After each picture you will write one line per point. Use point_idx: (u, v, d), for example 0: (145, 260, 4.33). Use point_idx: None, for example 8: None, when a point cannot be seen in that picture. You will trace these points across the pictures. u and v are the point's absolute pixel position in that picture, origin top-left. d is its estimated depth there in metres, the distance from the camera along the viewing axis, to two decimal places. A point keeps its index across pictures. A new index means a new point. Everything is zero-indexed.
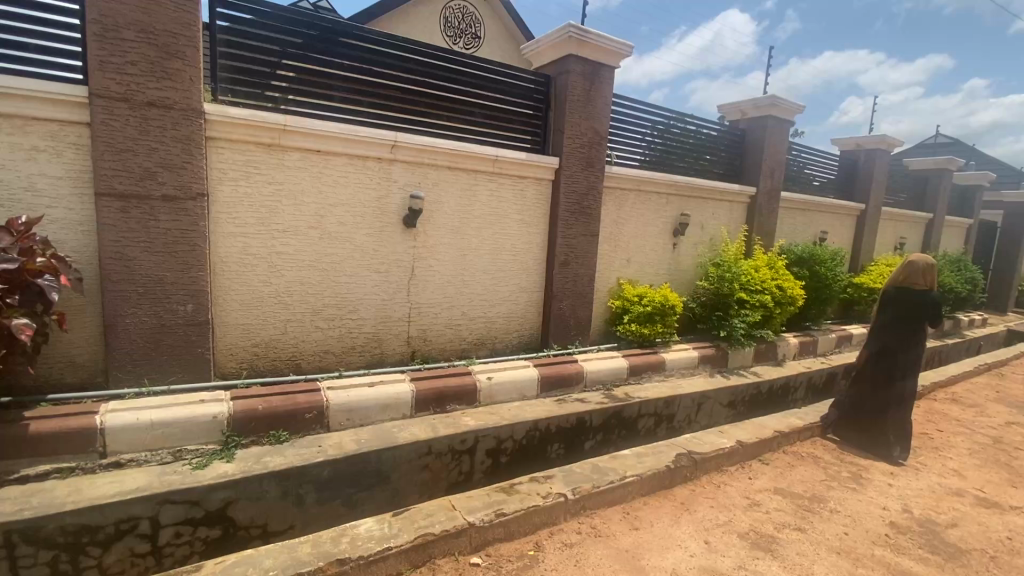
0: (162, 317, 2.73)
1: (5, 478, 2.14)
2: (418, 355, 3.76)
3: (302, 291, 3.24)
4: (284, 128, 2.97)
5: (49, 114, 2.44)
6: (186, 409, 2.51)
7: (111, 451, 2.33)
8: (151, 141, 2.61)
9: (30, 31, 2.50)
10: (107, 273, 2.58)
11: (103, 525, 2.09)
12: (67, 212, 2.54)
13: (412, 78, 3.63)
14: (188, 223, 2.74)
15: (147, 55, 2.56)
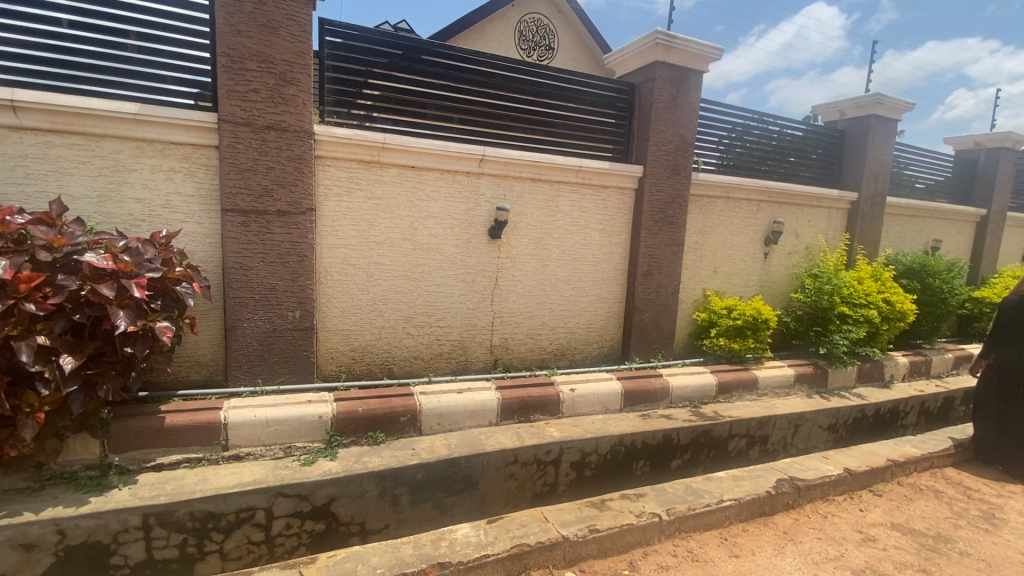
0: (274, 322, 2.96)
1: (144, 465, 2.38)
2: (500, 363, 3.80)
3: (396, 299, 3.39)
4: (383, 146, 3.14)
5: (184, 139, 2.73)
6: (295, 408, 2.69)
7: (231, 445, 2.54)
8: (269, 161, 2.86)
9: (169, 66, 2.82)
10: (229, 281, 2.84)
11: (225, 513, 2.27)
12: (197, 226, 2.82)
13: (498, 93, 3.72)
14: (298, 236, 2.96)
15: (267, 83, 2.81)
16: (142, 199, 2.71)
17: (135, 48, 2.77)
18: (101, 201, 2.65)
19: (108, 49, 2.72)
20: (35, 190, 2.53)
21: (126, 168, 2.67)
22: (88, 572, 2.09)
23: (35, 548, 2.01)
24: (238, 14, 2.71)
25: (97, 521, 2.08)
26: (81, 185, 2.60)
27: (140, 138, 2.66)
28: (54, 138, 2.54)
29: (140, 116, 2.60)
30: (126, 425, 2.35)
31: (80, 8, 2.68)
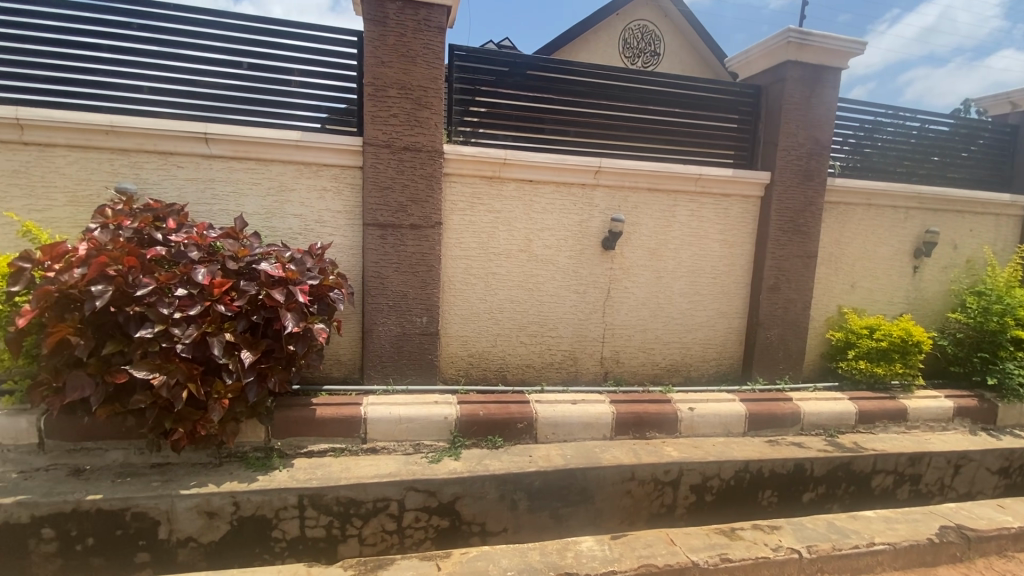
0: (403, 327, 3.19)
1: (298, 451, 2.68)
2: (611, 376, 3.75)
3: (511, 308, 3.50)
4: (504, 161, 3.27)
5: (334, 161, 3.06)
6: (424, 408, 2.88)
7: (369, 438, 2.77)
8: (405, 179, 3.11)
9: (324, 97, 3.19)
10: (368, 289, 3.12)
11: (364, 501, 2.48)
12: (343, 239, 3.15)
13: (615, 105, 3.72)
14: (428, 247, 3.17)
15: (404, 108, 3.06)
16: (299, 215, 3.08)
17: (297, 82, 3.17)
18: (267, 217, 3.04)
19: (277, 85, 3.14)
20: (219, 208, 2.97)
21: (288, 188, 3.05)
22: (254, 541, 2.38)
23: (216, 515, 2.32)
24: (383, 47, 2.99)
25: (263, 498, 2.36)
26: (253, 203, 3.01)
27: (299, 162, 3.03)
28: (234, 164, 2.97)
29: (301, 142, 2.96)
30: (286, 414, 2.66)
31: (257, 52, 3.12)
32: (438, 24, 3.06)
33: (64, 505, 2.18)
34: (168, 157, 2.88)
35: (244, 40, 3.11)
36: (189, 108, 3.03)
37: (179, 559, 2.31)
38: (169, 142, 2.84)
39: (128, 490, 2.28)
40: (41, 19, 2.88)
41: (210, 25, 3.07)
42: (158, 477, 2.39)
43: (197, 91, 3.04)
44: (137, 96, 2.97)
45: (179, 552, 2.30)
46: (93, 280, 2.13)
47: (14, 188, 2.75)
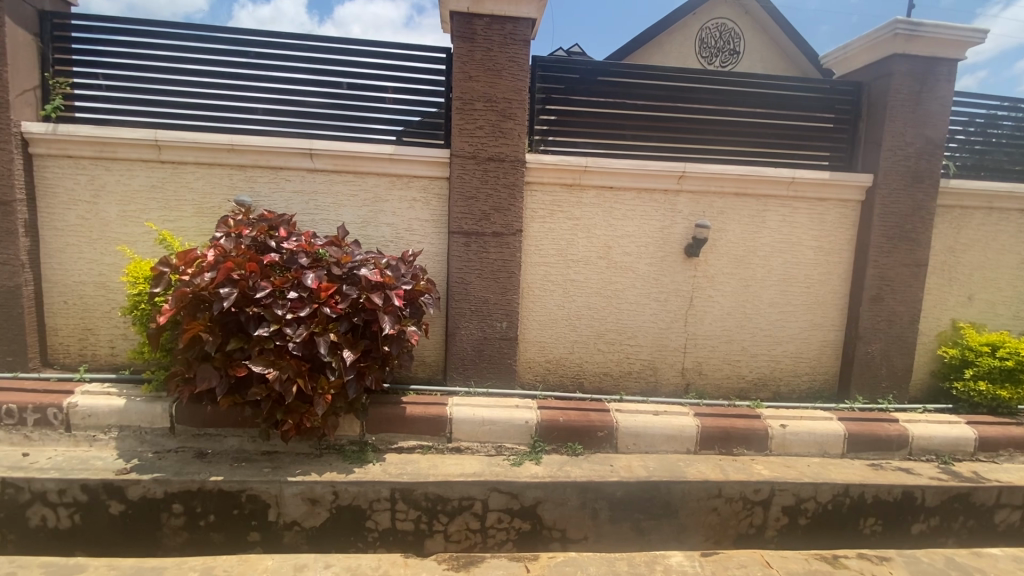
0: (485, 331, 3.28)
1: (389, 446, 2.83)
2: (692, 388, 3.63)
3: (590, 315, 3.49)
4: (586, 169, 3.29)
5: (424, 172, 3.22)
6: (506, 411, 2.95)
7: (454, 437, 2.87)
8: (489, 189, 3.20)
9: (415, 112, 3.37)
10: (452, 294, 3.24)
11: (450, 499, 2.57)
12: (429, 246, 3.30)
13: (700, 109, 3.63)
14: (509, 254, 3.25)
15: (490, 119, 3.16)
16: (391, 223, 3.26)
17: (391, 99, 3.37)
18: (362, 225, 3.25)
19: (373, 102, 3.36)
20: (321, 218, 3.22)
21: (381, 199, 3.24)
22: (350, 529, 2.53)
23: (318, 502, 2.50)
24: (470, 62, 3.11)
25: (359, 489, 2.52)
26: (350, 213, 3.23)
27: (392, 174, 3.21)
28: (334, 177, 3.20)
29: (394, 155, 3.15)
30: (378, 411, 2.82)
31: (355, 72, 3.36)
32: (524, 37, 3.14)
33: (192, 483, 2.43)
34: (277, 171, 3.16)
35: (344, 62, 3.36)
36: (295, 126, 3.31)
37: (285, 541, 2.51)
38: (279, 158, 3.12)
39: (243, 474, 2.51)
40: (174, 52, 3.25)
41: (315, 50, 3.34)
42: (268, 463, 2.61)
43: (302, 111, 3.32)
44: (252, 117, 3.28)
45: (285, 534, 2.50)
46: (221, 283, 2.38)
47: (152, 202, 3.12)
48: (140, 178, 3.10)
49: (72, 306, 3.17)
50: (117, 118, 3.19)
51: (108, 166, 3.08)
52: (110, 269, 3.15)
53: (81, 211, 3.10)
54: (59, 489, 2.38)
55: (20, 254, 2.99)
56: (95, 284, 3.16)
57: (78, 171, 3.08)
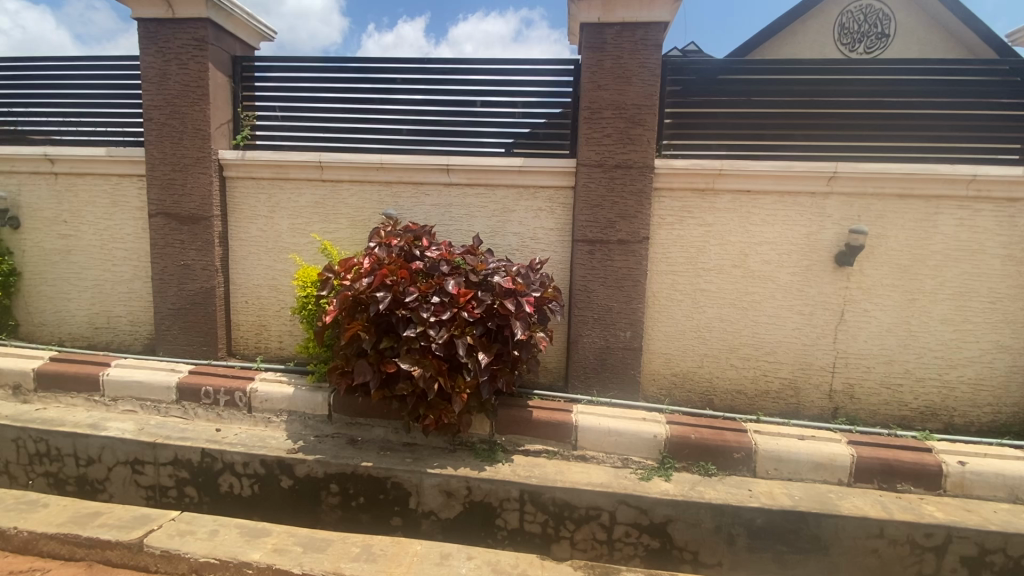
0: (608, 340, 3.24)
1: (516, 448, 2.91)
2: (841, 412, 3.28)
3: (721, 327, 3.30)
4: (720, 173, 3.13)
5: (551, 182, 3.29)
6: (633, 423, 2.88)
7: (580, 445, 2.87)
8: (616, 196, 3.17)
9: (543, 124, 3.47)
10: (575, 301, 3.25)
11: (578, 507, 2.57)
12: (554, 254, 3.36)
13: (852, 104, 3.28)
14: (635, 262, 3.18)
15: (618, 127, 3.13)
16: (518, 233, 3.38)
17: (520, 112, 3.50)
18: (492, 235, 3.40)
19: (503, 117, 3.52)
20: (455, 229, 3.43)
21: (510, 209, 3.37)
22: (481, 525, 2.63)
23: (453, 495, 2.64)
24: (600, 71, 3.12)
25: (491, 487, 2.62)
26: (481, 223, 3.40)
27: (521, 185, 3.33)
28: (467, 190, 3.39)
29: (523, 167, 3.26)
30: (506, 413, 2.92)
31: (487, 90, 3.55)
32: (656, 41, 3.08)
33: (347, 466, 2.71)
34: (418, 186, 3.43)
35: (478, 81, 3.56)
36: (431, 144, 3.58)
37: (422, 528, 2.68)
38: (420, 174, 3.39)
39: (389, 462, 2.73)
40: (334, 84, 3.70)
41: (453, 72, 3.59)
42: (409, 454, 2.82)
43: (438, 129, 3.58)
44: (395, 137, 3.61)
45: (422, 521, 2.67)
46: (376, 288, 2.64)
47: (315, 216, 3.56)
48: (306, 196, 3.56)
49: (251, 306, 3.71)
50: (289, 144, 3.70)
51: (282, 185, 3.58)
52: (281, 274, 3.64)
53: (260, 225, 3.63)
54: (244, 461, 2.79)
55: (216, 261, 3.58)
56: (270, 287, 3.67)
57: (259, 191, 3.61)
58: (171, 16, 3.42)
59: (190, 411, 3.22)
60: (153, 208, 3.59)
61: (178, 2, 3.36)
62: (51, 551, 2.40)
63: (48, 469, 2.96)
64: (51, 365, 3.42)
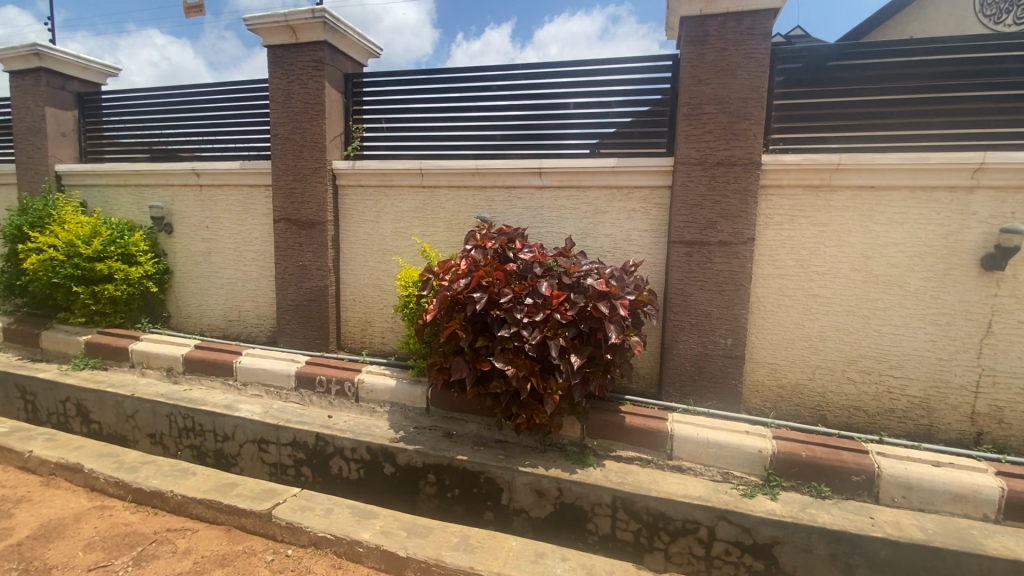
0: (707, 347, 3.07)
1: (608, 453, 2.86)
2: (985, 439, 2.86)
3: (837, 336, 3.02)
4: (838, 167, 2.87)
5: (646, 182, 3.21)
6: (734, 436, 2.72)
7: (675, 455, 2.77)
8: (717, 195, 3.00)
9: (639, 122, 3.40)
10: (671, 305, 3.13)
11: (674, 519, 2.47)
12: (649, 256, 3.27)
13: (1003, 85, 2.86)
14: (738, 265, 2.99)
15: (721, 122, 2.97)
16: (610, 234, 3.33)
17: (615, 111, 3.45)
18: (583, 236, 3.39)
19: (597, 116, 3.50)
20: (546, 230, 3.46)
21: (602, 210, 3.33)
22: (573, 527, 2.63)
23: (545, 495, 2.66)
24: (701, 66, 2.99)
25: (582, 490, 2.60)
26: (573, 225, 3.40)
27: (614, 185, 3.28)
28: (560, 192, 3.41)
29: (617, 167, 3.21)
30: (598, 417, 2.89)
31: (580, 91, 3.54)
32: (764, 30, 2.89)
33: (443, 458, 2.83)
34: (511, 189, 3.51)
35: (571, 83, 3.57)
36: (523, 147, 3.66)
37: (514, 525, 2.72)
38: (514, 177, 3.46)
39: (482, 457, 2.81)
40: (432, 94, 3.89)
41: (546, 75, 3.62)
42: (501, 450, 2.88)
43: (532, 133, 3.64)
44: (487, 142, 3.73)
45: (514, 518, 2.72)
46: (473, 288, 2.73)
47: (415, 220, 3.77)
48: (408, 202, 3.78)
49: (358, 304, 4.01)
50: (393, 153, 3.96)
51: (386, 192, 3.83)
52: (384, 275, 3.90)
53: (367, 229, 3.92)
54: (353, 447, 3.02)
55: (329, 262, 3.92)
56: (374, 286, 3.95)
57: (366, 198, 3.90)
58: (295, 41, 3.80)
59: (306, 398, 3.56)
60: (277, 215, 4.01)
61: (301, 28, 3.72)
62: (199, 514, 2.76)
63: (193, 442, 3.40)
64: (196, 352, 3.93)
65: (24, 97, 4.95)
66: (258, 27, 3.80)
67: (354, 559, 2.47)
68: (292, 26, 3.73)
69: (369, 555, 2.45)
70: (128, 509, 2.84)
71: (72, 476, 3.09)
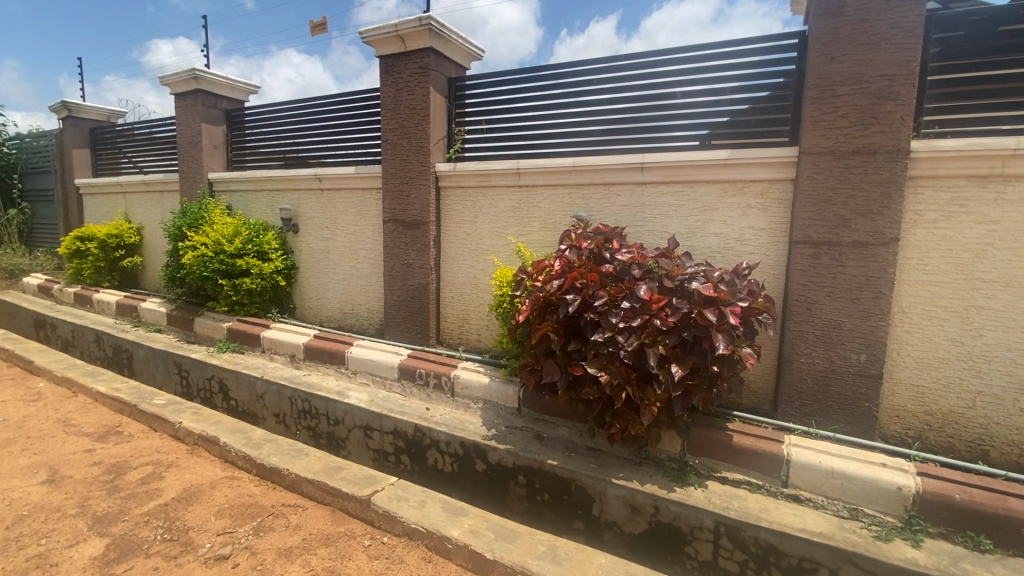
0: (834, 362, 2.70)
1: (712, 473, 2.63)
2: None
3: (1008, 358, 2.50)
4: (1015, 152, 2.36)
5: (764, 175, 2.90)
6: (867, 468, 2.36)
7: (792, 483, 2.46)
8: (852, 188, 2.61)
9: (756, 111, 3.09)
10: (792, 313, 2.79)
11: (788, 555, 2.19)
12: (765, 258, 2.96)
13: None
14: (876, 270, 2.58)
15: (859, 105, 2.58)
16: (720, 233, 3.06)
17: (729, 100, 3.17)
18: (689, 236, 3.15)
19: (709, 106, 3.23)
20: (648, 229, 3.27)
21: (711, 208, 3.07)
22: (669, 549, 2.44)
23: (639, 511, 2.50)
24: (834, 41, 2.61)
25: (681, 511, 2.40)
26: (678, 224, 3.18)
27: (726, 180, 3.01)
28: (664, 189, 3.20)
29: (729, 160, 2.93)
30: (702, 433, 2.66)
31: (688, 80, 3.30)
32: None
33: (534, 461, 2.79)
34: (610, 186, 3.37)
35: (678, 71, 3.34)
36: (624, 142, 3.50)
37: (605, 538, 2.61)
38: (614, 174, 3.32)
39: (574, 464, 2.72)
40: (532, 93, 3.87)
41: (650, 65, 3.42)
42: (594, 459, 2.77)
43: (634, 127, 3.47)
44: (587, 138, 3.62)
45: (606, 531, 2.60)
46: (567, 290, 2.65)
47: (512, 220, 3.77)
48: (504, 201, 3.80)
49: (456, 302, 4.12)
50: (493, 154, 4.00)
51: (485, 192, 3.89)
52: (481, 274, 3.96)
53: (466, 229, 4.01)
54: (447, 441, 3.10)
55: (430, 261, 4.07)
56: (471, 285, 4.03)
57: (465, 198, 3.99)
58: (404, 50, 3.99)
59: (407, 389, 3.73)
60: (386, 216, 4.25)
61: (409, 37, 3.90)
62: (309, 492, 3.01)
63: (309, 424, 3.73)
64: (314, 342, 4.31)
65: (186, 115, 5.78)
66: (371, 39, 4.04)
67: (443, 554, 2.53)
68: (401, 36, 3.92)
69: (457, 552, 2.49)
70: (253, 481, 3.18)
71: (210, 447, 3.53)
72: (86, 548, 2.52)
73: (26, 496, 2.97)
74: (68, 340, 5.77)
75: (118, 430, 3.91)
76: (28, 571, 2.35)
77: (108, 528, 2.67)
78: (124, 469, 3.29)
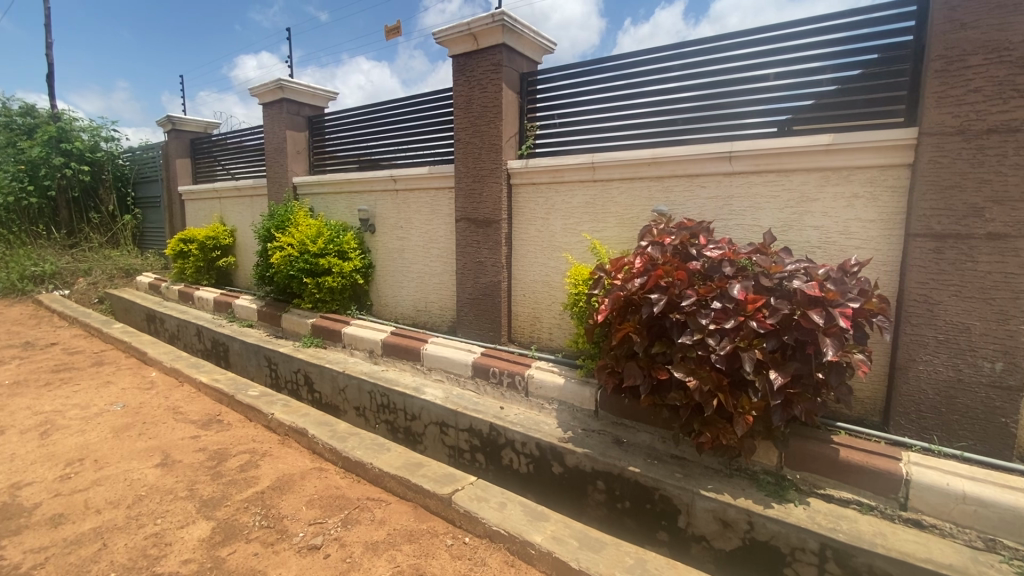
0: (961, 371, 2.38)
1: (814, 490, 2.41)
2: None
3: None
4: None
5: (873, 161, 2.61)
6: (1007, 493, 2.05)
7: (911, 506, 2.20)
8: (986, 172, 2.28)
9: (862, 90, 2.79)
10: (909, 315, 2.49)
11: None
12: (875, 253, 2.67)
13: None
14: (1017, 265, 2.24)
15: (995, 76, 2.24)
16: (821, 226, 2.80)
17: (830, 80, 2.88)
18: (784, 229, 2.91)
19: (806, 87, 2.95)
20: (736, 223, 3.06)
21: (810, 198, 2.82)
22: (767, 569, 2.26)
23: (731, 526, 2.33)
24: (964, 5, 2.29)
25: (781, 529, 2.21)
26: (771, 216, 2.94)
27: (828, 167, 2.74)
28: (754, 179, 2.97)
29: (832, 146, 2.67)
30: (803, 445, 2.44)
31: (780, 60, 3.03)
32: None
33: (614, 467, 2.69)
34: (693, 178, 3.18)
35: (769, 52, 3.07)
36: (705, 131, 3.30)
37: (693, 553, 2.46)
38: (698, 165, 3.12)
39: (658, 473, 2.58)
40: (606, 84, 3.73)
41: (736, 47, 3.18)
42: (680, 468, 2.62)
43: (718, 114, 3.24)
44: (666, 129, 3.45)
45: (694, 545, 2.45)
46: (650, 289, 2.51)
47: (586, 215, 3.67)
48: (578, 197, 3.70)
49: (528, 299, 4.07)
50: (566, 148, 3.91)
51: (558, 188, 3.81)
52: (554, 271, 3.89)
53: (539, 226, 3.95)
54: (524, 441, 3.06)
55: (502, 258, 4.06)
56: (544, 283, 3.97)
57: (538, 195, 3.93)
58: (476, 48, 3.99)
59: (482, 387, 3.74)
60: (459, 214, 4.28)
61: (482, 34, 3.89)
62: (391, 487, 3.09)
63: (388, 418, 3.84)
64: (392, 338, 4.43)
65: (273, 123, 6.14)
66: (444, 39, 4.08)
67: (525, 559, 2.49)
68: (473, 34, 3.93)
69: (539, 558, 2.45)
70: (339, 473, 3.32)
71: (299, 438, 3.73)
72: (195, 529, 2.73)
73: (143, 478, 3.26)
74: (174, 333, 6.34)
75: (218, 419, 4.23)
76: (147, 549, 2.58)
77: (213, 512, 2.88)
78: (225, 456, 3.55)
